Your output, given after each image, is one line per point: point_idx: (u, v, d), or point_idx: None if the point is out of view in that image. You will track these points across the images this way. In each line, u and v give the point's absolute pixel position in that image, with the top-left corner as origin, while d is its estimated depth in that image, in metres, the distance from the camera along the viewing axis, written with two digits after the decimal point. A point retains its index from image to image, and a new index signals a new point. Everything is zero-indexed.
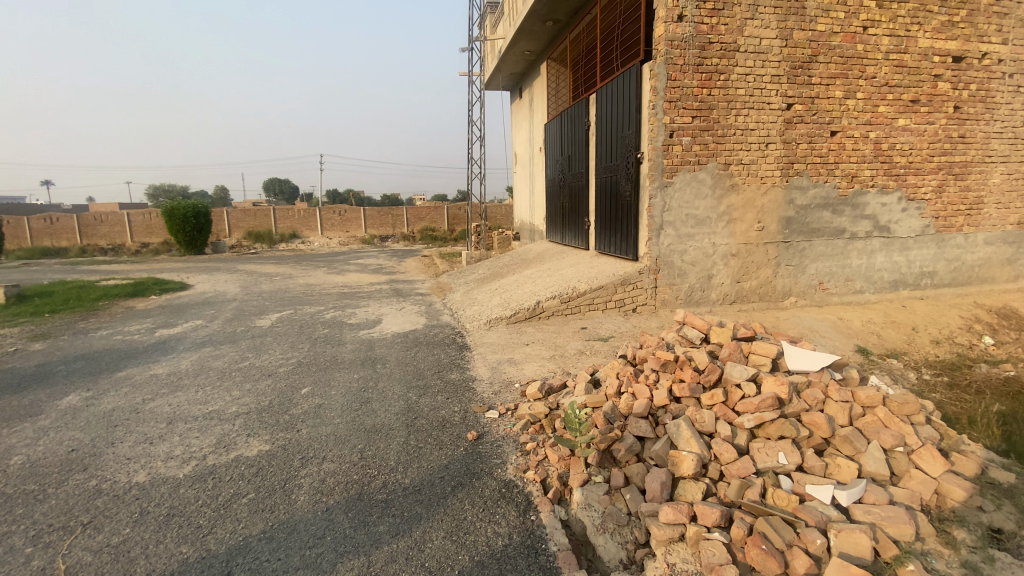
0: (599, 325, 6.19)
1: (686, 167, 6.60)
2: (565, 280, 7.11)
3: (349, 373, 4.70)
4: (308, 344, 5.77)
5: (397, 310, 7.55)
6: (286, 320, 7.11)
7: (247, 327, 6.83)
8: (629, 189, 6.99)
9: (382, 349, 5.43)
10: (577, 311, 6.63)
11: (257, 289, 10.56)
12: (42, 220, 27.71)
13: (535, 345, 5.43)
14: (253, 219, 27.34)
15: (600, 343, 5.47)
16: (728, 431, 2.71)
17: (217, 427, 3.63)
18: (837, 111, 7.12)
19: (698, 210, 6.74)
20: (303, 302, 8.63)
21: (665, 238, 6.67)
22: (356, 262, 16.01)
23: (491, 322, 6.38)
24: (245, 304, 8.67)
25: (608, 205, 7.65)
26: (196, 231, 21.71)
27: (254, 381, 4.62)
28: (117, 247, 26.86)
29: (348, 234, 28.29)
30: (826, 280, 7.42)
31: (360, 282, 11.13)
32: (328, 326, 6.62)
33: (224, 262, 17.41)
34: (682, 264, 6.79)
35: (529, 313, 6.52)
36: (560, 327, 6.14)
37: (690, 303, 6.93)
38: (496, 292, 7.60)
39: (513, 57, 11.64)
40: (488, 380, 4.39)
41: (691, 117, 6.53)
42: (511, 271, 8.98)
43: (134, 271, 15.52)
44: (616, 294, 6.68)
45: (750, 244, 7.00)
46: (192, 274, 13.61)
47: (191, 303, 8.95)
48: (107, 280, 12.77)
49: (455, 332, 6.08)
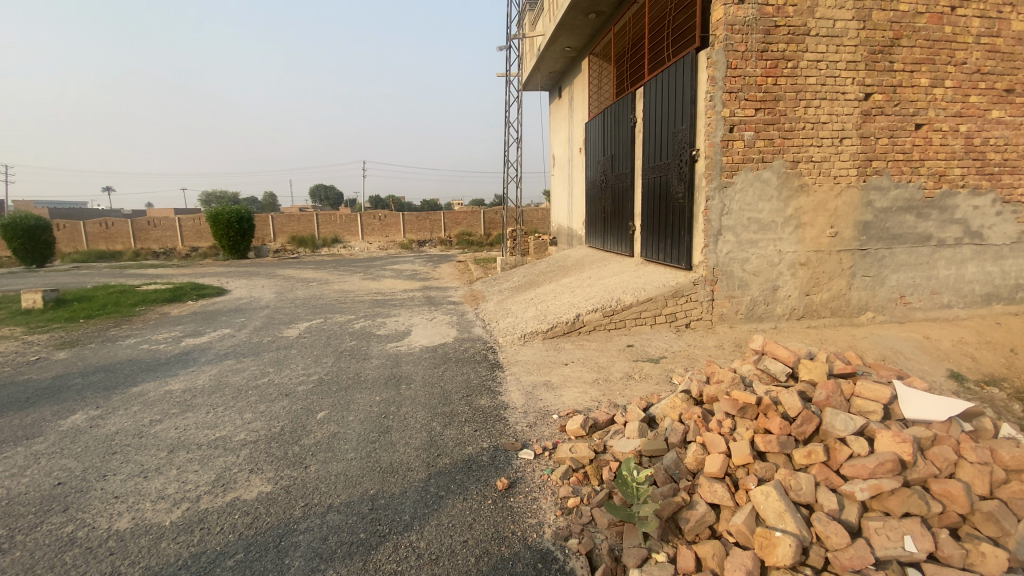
0: (649, 342, 5.56)
1: (748, 165, 5.90)
2: (609, 290, 6.48)
3: (370, 394, 4.25)
4: (331, 358, 5.39)
5: (428, 320, 7.11)
6: (314, 330, 6.79)
7: (273, 337, 6.54)
8: (681, 191, 6.30)
9: (408, 366, 4.97)
10: (623, 326, 5.99)
11: (290, 295, 10.41)
12: (101, 224, 29.04)
13: (575, 365, 4.85)
14: (296, 224, 27.86)
15: (650, 364, 4.85)
16: (833, 504, 2.06)
17: (220, 459, 3.25)
18: (922, 101, 6.23)
19: (762, 213, 6.03)
20: (334, 310, 8.33)
21: (723, 245, 5.97)
22: (392, 267, 15.83)
23: (527, 336, 5.83)
24: (276, 311, 8.46)
25: (656, 208, 6.98)
26: (240, 236, 22.19)
27: (269, 401, 4.23)
28: (169, 251, 27.92)
29: (387, 238, 28.42)
30: (908, 293, 6.51)
31: (393, 289, 10.83)
32: (355, 338, 6.24)
33: (265, 266, 17.60)
34: (742, 274, 6.08)
35: (569, 327, 5.92)
36: (605, 344, 5.54)
37: (751, 319, 6.21)
38: (533, 303, 7.04)
39: (553, 55, 11.13)
40: (523, 408, 3.85)
41: (754, 110, 5.84)
42: (549, 279, 8.41)
43: (178, 275, 15.84)
44: (667, 307, 6.02)
45: (821, 252, 6.22)
46: (231, 279, 13.70)
47: (224, 310, 8.82)
48: (149, 284, 12.98)
49: (487, 347, 5.58)
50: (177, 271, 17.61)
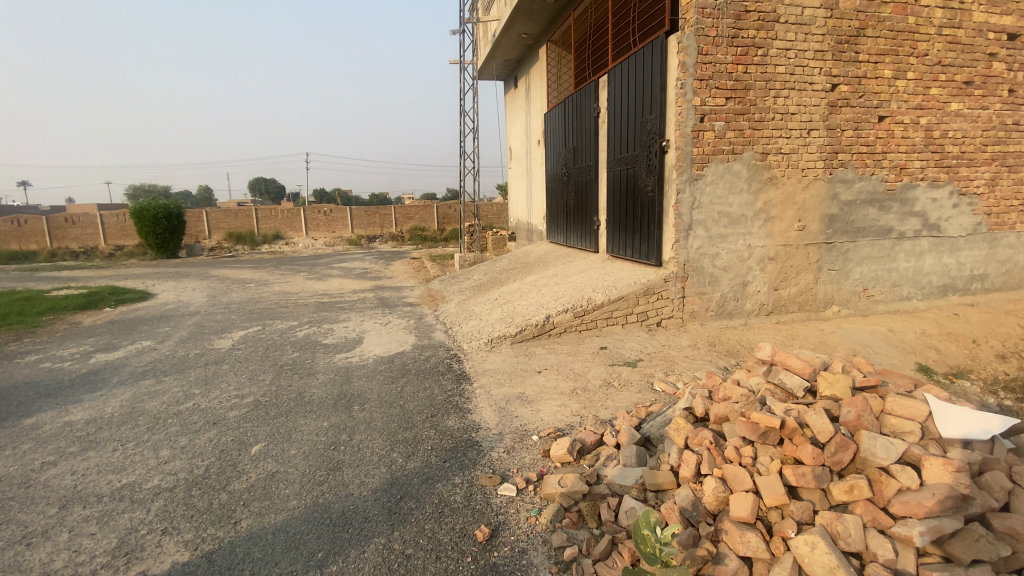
0: (622, 345, 5.19)
1: (719, 157, 5.64)
2: (577, 288, 6.08)
3: (316, 420, 3.65)
4: (270, 375, 4.70)
5: (382, 325, 6.48)
6: (250, 341, 6.02)
7: (201, 350, 5.72)
8: (650, 184, 5.96)
9: (361, 382, 4.37)
10: (594, 327, 5.60)
11: (225, 299, 9.44)
12: (5, 222, 25.98)
13: (548, 374, 4.41)
14: (234, 220, 26.07)
15: (627, 370, 4.49)
16: (890, 554, 1.74)
17: (124, 517, 2.58)
18: (885, 93, 6.20)
19: (733, 207, 5.79)
20: (275, 315, 7.52)
21: (695, 240, 5.70)
22: (339, 265, 14.89)
23: (492, 342, 5.33)
24: (207, 318, 7.54)
25: (623, 202, 6.63)
26: (169, 233, 20.40)
27: (193, 433, 3.54)
28: (90, 251, 25.51)
29: (334, 234, 27.08)
30: (870, 286, 6.51)
31: (342, 290, 10.04)
32: (298, 350, 5.53)
33: (198, 266, 16.18)
34: (713, 270, 5.84)
35: (538, 330, 5.47)
36: (576, 349, 5.13)
37: (722, 316, 5.98)
38: (497, 304, 6.55)
39: (508, 41, 10.65)
40: (497, 430, 3.36)
41: (724, 99, 5.58)
42: (511, 278, 7.94)
43: (96, 277, 14.24)
44: (638, 306, 5.67)
45: (790, 245, 6.08)
46: (157, 282, 12.41)
47: (146, 319, 7.80)
48: (60, 288, 11.50)
49: (450, 355, 5.05)
50: (96, 272, 15.89)
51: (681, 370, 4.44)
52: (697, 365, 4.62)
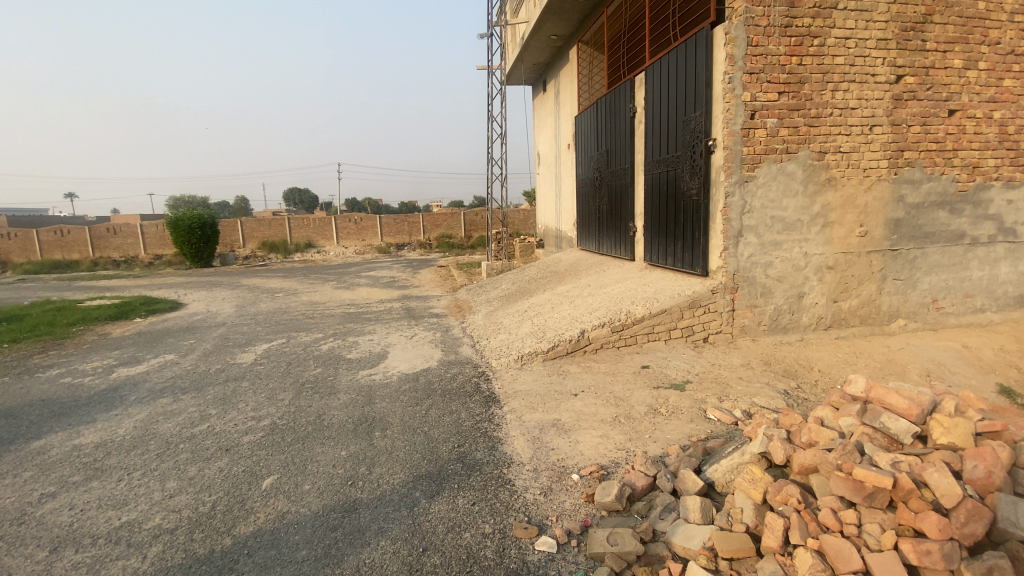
0: (666, 365, 4.75)
1: (772, 157, 5.17)
2: (614, 300, 5.63)
3: (333, 448, 3.33)
4: (289, 393, 4.44)
5: (407, 339, 6.18)
6: (272, 355, 5.81)
7: (223, 365, 5.53)
8: (694, 187, 5.50)
9: (383, 404, 4.05)
10: (634, 343, 5.15)
11: (252, 309, 9.34)
12: (54, 232, 27.05)
13: (586, 398, 4.01)
14: (267, 229, 26.50)
15: (674, 394, 4.05)
16: None
17: (117, 565, 2.31)
18: (955, 85, 5.59)
19: (787, 211, 5.30)
20: (300, 327, 7.33)
21: (745, 247, 5.23)
22: (367, 274, 14.77)
23: (523, 359, 4.93)
24: (232, 330, 7.40)
25: (664, 207, 6.19)
26: (203, 242, 20.79)
27: (203, 462, 3.29)
28: (132, 261, 26.38)
29: (363, 242, 27.23)
30: (939, 296, 5.84)
31: (368, 300, 9.83)
32: (320, 366, 5.27)
33: (230, 275, 16.34)
34: (765, 280, 5.35)
35: (572, 346, 5.04)
36: (616, 368, 4.71)
37: (775, 330, 5.47)
38: (527, 316, 6.14)
39: (537, 44, 10.35)
40: (532, 465, 2.99)
41: (777, 93, 5.12)
42: (542, 287, 7.54)
43: (131, 287, 14.47)
44: (682, 320, 5.21)
45: (850, 253, 5.53)
46: (188, 292, 12.48)
47: (173, 331, 7.72)
48: (96, 298, 11.66)
49: (478, 373, 4.70)
50: (132, 282, 16.23)
51: (735, 396, 3.98)
52: (753, 389, 4.15)
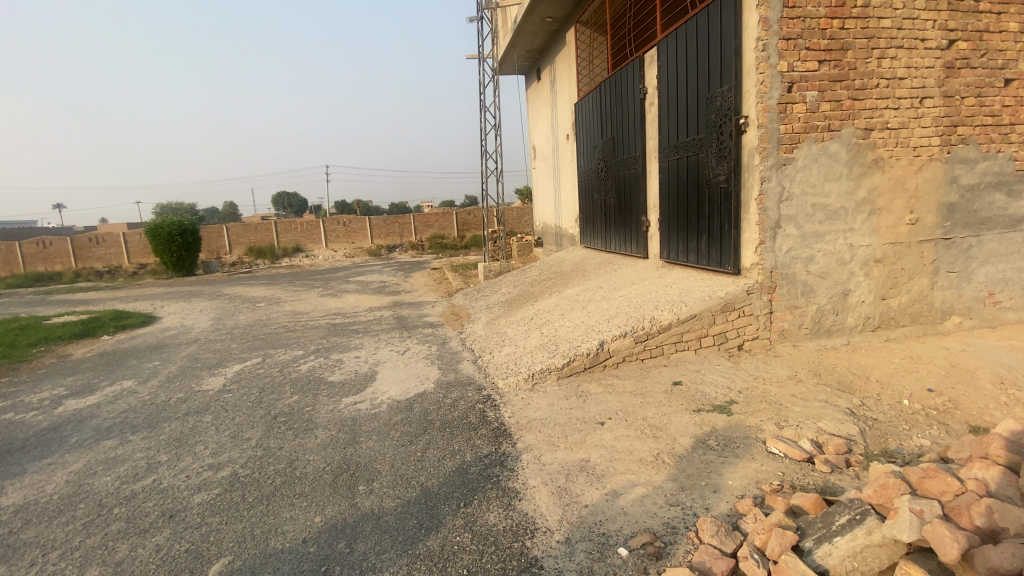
0: (703, 381, 4.06)
1: (812, 135, 4.51)
2: (633, 304, 4.92)
3: (306, 513, 2.61)
4: (257, 431, 3.69)
5: (399, 354, 5.44)
6: (244, 379, 5.05)
7: (186, 393, 4.77)
8: (721, 172, 4.81)
9: (368, 445, 3.32)
10: (660, 354, 4.45)
11: (231, 322, 8.56)
12: (31, 244, 25.96)
13: (617, 429, 3.30)
14: (254, 234, 25.60)
15: (721, 421, 3.36)
16: None
17: None
18: (1013, 50, 4.94)
19: (829, 198, 4.63)
20: (280, 342, 6.57)
21: (783, 240, 4.56)
22: (357, 279, 13.96)
23: (533, 378, 4.19)
24: (204, 348, 6.62)
25: (683, 197, 5.49)
26: (184, 250, 19.90)
27: (139, 537, 2.54)
28: (114, 271, 25.41)
29: (353, 245, 26.40)
30: (997, 289, 5.17)
31: (357, 308, 9.06)
32: (297, 392, 4.52)
33: (213, 284, 15.48)
34: (806, 277, 4.69)
35: (590, 360, 4.31)
36: (644, 387, 4.01)
37: (818, 334, 4.81)
38: (534, 325, 5.41)
39: (531, 28, 9.65)
40: (563, 534, 2.29)
41: (817, 62, 4.46)
42: (547, 290, 6.82)
43: (106, 300, 13.60)
44: (714, 326, 4.53)
45: (899, 244, 4.87)
46: (165, 304, 11.65)
47: (138, 350, 6.92)
48: (63, 313, 10.80)
49: (483, 399, 3.97)
50: (109, 294, 15.33)
51: (795, 423, 3.29)
52: (813, 411, 3.47)
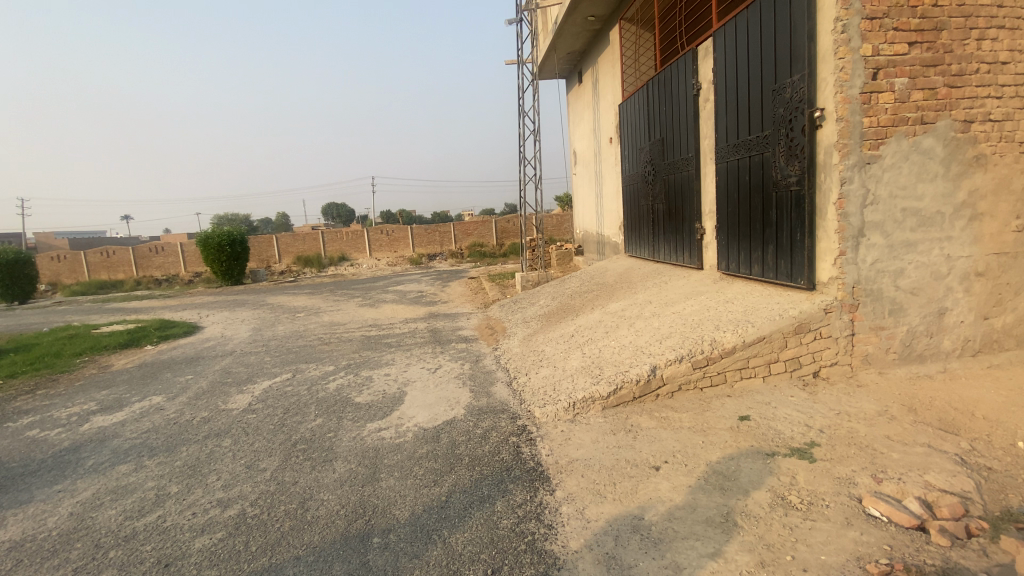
0: (774, 418, 3.50)
1: (902, 129, 3.87)
2: (689, 322, 4.40)
3: (310, 571, 2.26)
4: (274, 460, 3.40)
5: (430, 373, 5.10)
6: (271, 398, 4.83)
7: (211, 413, 4.58)
8: (791, 173, 4.24)
9: (388, 484, 2.96)
10: (722, 382, 3.93)
11: (268, 333, 8.51)
12: (99, 254, 27.56)
13: (674, 478, 2.80)
14: (300, 243, 26.28)
15: (801, 470, 2.80)
16: None
17: None
18: None
19: (922, 201, 3.97)
20: (311, 357, 6.37)
21: (867, 251, 3.96)
22: (396, 289, 13.87)
23: (574, 407, 3.73)
24: (237, 362, 6.50)
25: (745, 202, 4.93)
26: (233, 259, 20.52)
27: None
28: (172, 279, 26.62)
29: (395, 254, 26.62)
30: None
31: (393, 319, 8.85)
32: (321, 414, 4.23)
33: (258, 293, 15.79)
34: (894, 294, 4.05)
35: (640, 389, 3.81)
36: (706, 424, 3.49)
37: (908, 359, 4.13)
38: (576, 343, 4.94)
39: (572, 28, 9.25)
40: None
41: (907, 44, 3.83)
42: (590, 304, 6.34)
43: (159, 308, 14.05)
44: (786, 349, 3.98)
45: (1005, 254, 4.11)
46: (211, 313, 11.87)
47: (176, 362, 6.89)
48: (117, 322, 11.14)
49: (517, 430, 3.55)
50: (163, 302, 15.90)
51: (896, 476, 2.68)
52: (918, 459, 2.85)
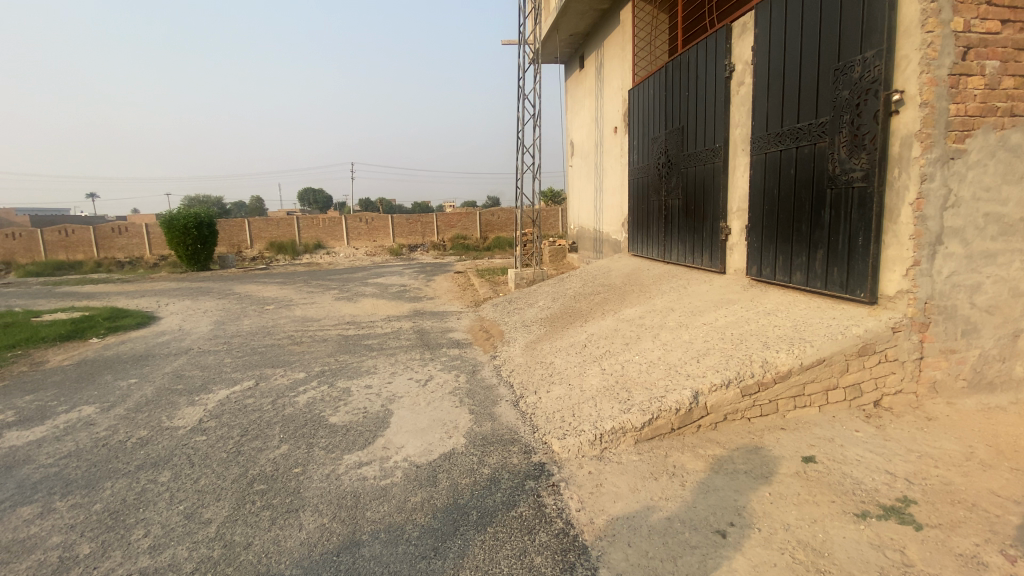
0: (847, 462, 2.88)
1: (990, 121, 3.28)
2: (729, 338, 3.76)
3: None
4: (223, 509, 2.64)
5: (419, 386, 4.36)
6: (227, 413, 4.02)
7: (151, 432, 3.75)
8: (854, 168, 3.62)
9: (372, 553, 2.23)
10: (773, 412, 3.30)
11: (232, 328, 7.60)
12: (56, 233, 25.73)
13: (749, 552, 2.15)
14: (275, 228, 25.01)
15: (908, 543, 2.21)
16: None
17: None
18: None
19: (1006, 206, 3.40)
20: (279, 360, 5.54)
21: (943, 262, 3.36)
22: (375, 281, 12.99)
23: (603, 439, 3.04)
24: (191, 363, 5.62)
25: (788, 199, 4.31)
26: (199, 243, 19.22)
27: None
28: (135, 261, 25.06)
29: (374, 243, 25.61)
30: None
31: (373, 316, 8.04)
32: (287, 440, 3.45)
33: (227, 281, 14.69)
34: (969, 312, 3.47)
35: (680, 420, 3.14)
36: (765, 466, 2.84)
37: (978, 388, 3.57)
38: (590, 357, 4.26)
39: (579, 7, 8.54)
40: None
41: (1001, 21, 3.24)
42: (598, 308, 5.67)
43: (115, 294, 12.87)
44: (847, 374, 3.38)
45: None
46: (171, 302, 10.81)
47: (120, 361, 5.96)
48: (62, 309, 9.99)
49: (534, 472, 2.85)
50: (120, 287, 14.66)
51: None
52: None
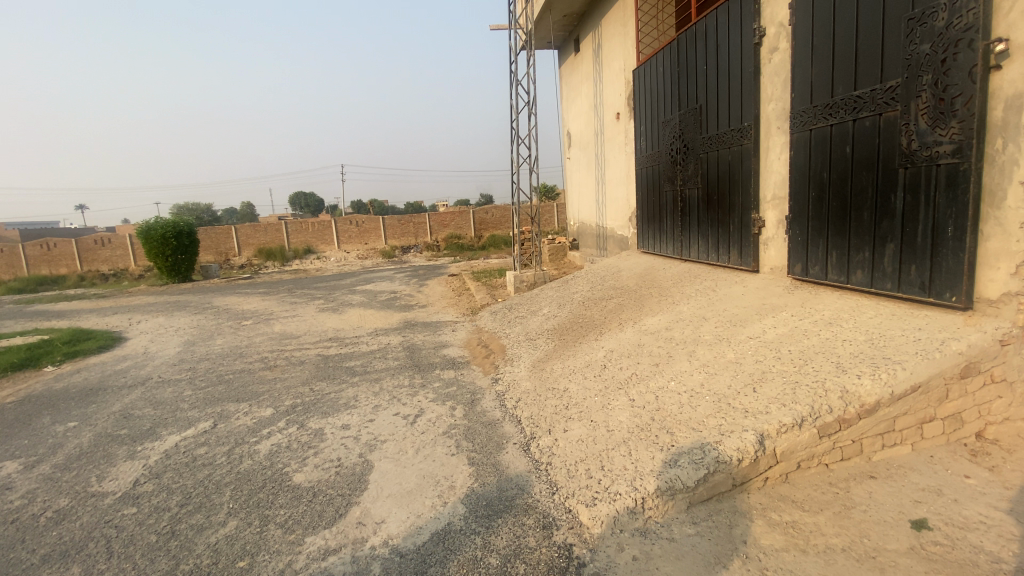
0: (972, 529, 2.13)
1: None
2: (789, 358, 3.03)
3: None
4: None
5: (408, 425, 3.61)
6: (170, 470, 3.26)
7: (69, 502, 2.98)
8: (939, 140, 2.88)
9: None
10: (857, 454, 2.59)
11: (203, 350, 6.83)
12: (37, 247, 24.80)
13: None
14: (263, 235, 24.19)
15: None
16: None
17: None
18: None
19: None
20: (247, 391, 4.78)
21: None
22: (366, 287, 12.22)
23: (645, 505, 2.31)
24: (146, 398, 4.85)
25: (842, 184, 3.59)
26: (181, 253, 18.38)
27: None
28: (119, 275, 24.20)
29: (366, 246, 24.82)
30: None
31: (359, 330, 7.28)
32: (236, 512, 2.69)
33: (210, 292, 13.89)
34: None
35: (743, 474, 2.42)
36: (865, 541, 2.11)
37: None
38: (614, 383, 3.52)
39: None
40: None
41: None
42: (613, 317, 4.93)
43: (89, 311, 12.06)
44: (946, 403, 2.66)
45: None
46: (146, 318, 10.03)
47: (66, 397, 5.18)
48: (26, 332, 9.21)
49: (557, 562, 2.11)
50: (96, 303, 13.81)
51: None
52: None
